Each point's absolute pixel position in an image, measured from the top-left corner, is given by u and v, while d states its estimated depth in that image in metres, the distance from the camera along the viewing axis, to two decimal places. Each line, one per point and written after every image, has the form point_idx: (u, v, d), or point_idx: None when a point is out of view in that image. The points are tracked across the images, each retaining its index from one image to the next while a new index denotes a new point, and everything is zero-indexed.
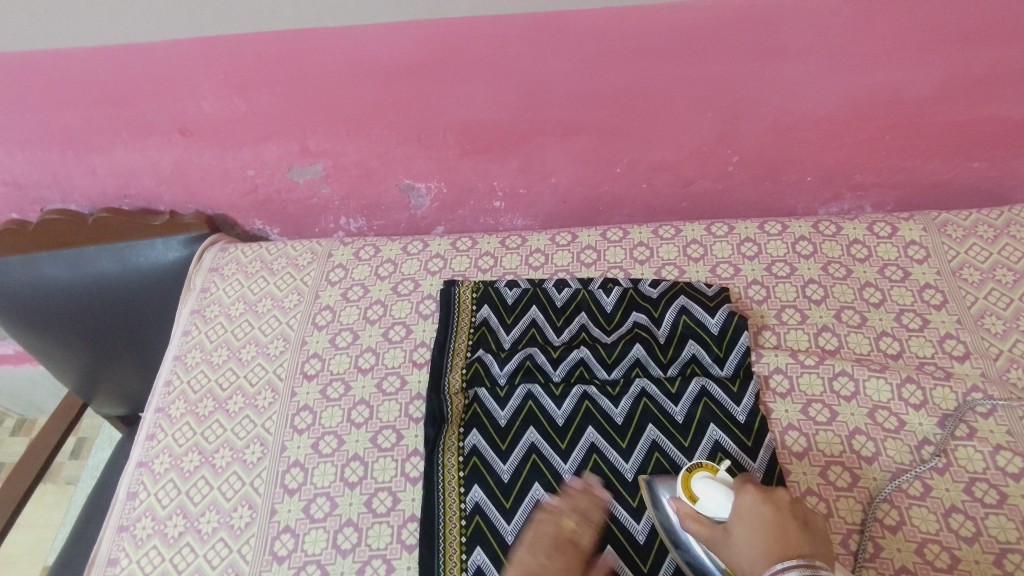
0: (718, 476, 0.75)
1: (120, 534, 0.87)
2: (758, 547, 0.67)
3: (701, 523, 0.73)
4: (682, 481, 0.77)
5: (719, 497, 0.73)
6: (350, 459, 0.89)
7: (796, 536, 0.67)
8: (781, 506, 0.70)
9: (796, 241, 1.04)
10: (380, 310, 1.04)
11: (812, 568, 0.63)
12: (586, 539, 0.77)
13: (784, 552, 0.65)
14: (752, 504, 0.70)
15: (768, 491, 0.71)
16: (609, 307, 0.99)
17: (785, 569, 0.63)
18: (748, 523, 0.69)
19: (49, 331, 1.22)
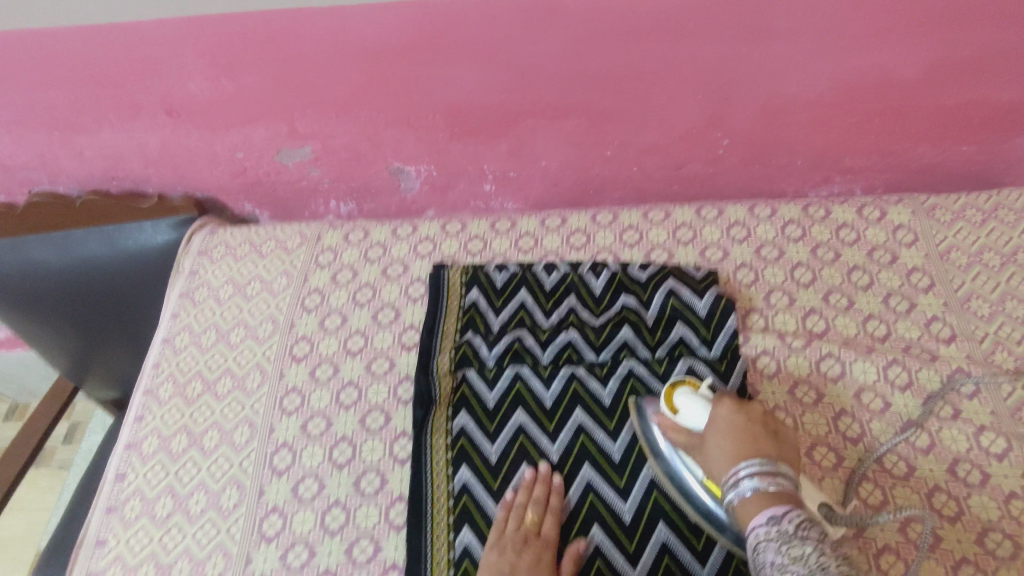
0: (700, 392, 0.80)
1: (108, 515, 0.87)
2: (726, 449, 0.70)
3: (679, 432, 0.78)
4: (666, 395, 0.81)
5: (697, 410, 0.78)
6: (338, 440, 0.89)
7: (765, 441, 0.70)
8: (753, 417, 0.73)
9: (785, 225, 1.04)
10: (370, 293, 1.03)
11: (773, 468, 0.65)
12: (549, 529, 0.79)
13: (751, 454, 0.68)
14: (727, 412, 0.74)
15: (742, 404, 0.75)
16: (598, 290, 0.99)
17: (745, 464, 0.67)
18: (720, 429, 0.73)
19: (39, 316, 1.22)
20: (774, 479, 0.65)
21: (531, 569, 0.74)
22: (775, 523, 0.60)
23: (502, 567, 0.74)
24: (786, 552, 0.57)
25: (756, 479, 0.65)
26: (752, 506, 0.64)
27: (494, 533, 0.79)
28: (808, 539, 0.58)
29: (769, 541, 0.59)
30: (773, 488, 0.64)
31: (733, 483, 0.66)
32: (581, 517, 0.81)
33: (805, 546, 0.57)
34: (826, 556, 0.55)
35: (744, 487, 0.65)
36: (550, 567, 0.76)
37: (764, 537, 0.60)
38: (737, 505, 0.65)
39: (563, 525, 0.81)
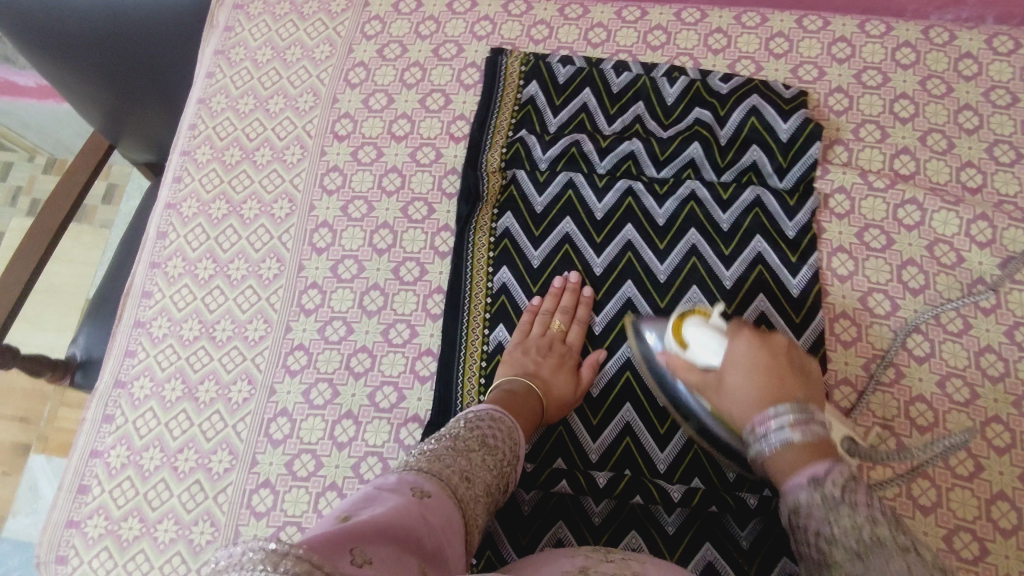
0: (711, 321, 0.69)
1: (152, 270, 0.88)
2: (749, 387, 0.60)
3: (693, 370, 0.67)
4: (674, 325, 0.70)
5: (711, 343, 0.66)
6: (379, 226, 0.87)
7: (792, 381, 0.60)
8: (776, 350, 0.62)
9: (898, 47, 0.91)
10: (420, 73, 0.94)
11: (806, 416, 0.55)
12: (572, 339, 0.79)
13: (778, 398, 0.58)
14: (747, 347, 0.63)
15: (764, 335, 0.64)
16: (671, 99, 0.89)
17: (776, 414, 0.56)
18: (742, 365, 0.62)
19: (53, 72, 1.12)
20: (808, 426, 0.55)
21: (553, 369, 0.76)
22: (819, 485, 0.51)
23: (524, 366, 0.76)
24: (835, 524, 0.49)
25: (787, 427, 0.55)
26: (788, 460, 0.54)
27: (519, 334, 0.80)
28: (858, 502, 0.50)
29: (814, 510, 0.50)
30: (807, 437, 0.54)
31: (761, 436, 0.56)
32: (616, 331, 0.81)
33: (855, 511, 0.49)
34: (879, 524, 0.48)
35: (774, 442, 0.55)
36: (571, 371, 0.77)
37: (805, 501, 0.51)
38: (769, 459, 0.56)
39: (598, 335, 0.81)
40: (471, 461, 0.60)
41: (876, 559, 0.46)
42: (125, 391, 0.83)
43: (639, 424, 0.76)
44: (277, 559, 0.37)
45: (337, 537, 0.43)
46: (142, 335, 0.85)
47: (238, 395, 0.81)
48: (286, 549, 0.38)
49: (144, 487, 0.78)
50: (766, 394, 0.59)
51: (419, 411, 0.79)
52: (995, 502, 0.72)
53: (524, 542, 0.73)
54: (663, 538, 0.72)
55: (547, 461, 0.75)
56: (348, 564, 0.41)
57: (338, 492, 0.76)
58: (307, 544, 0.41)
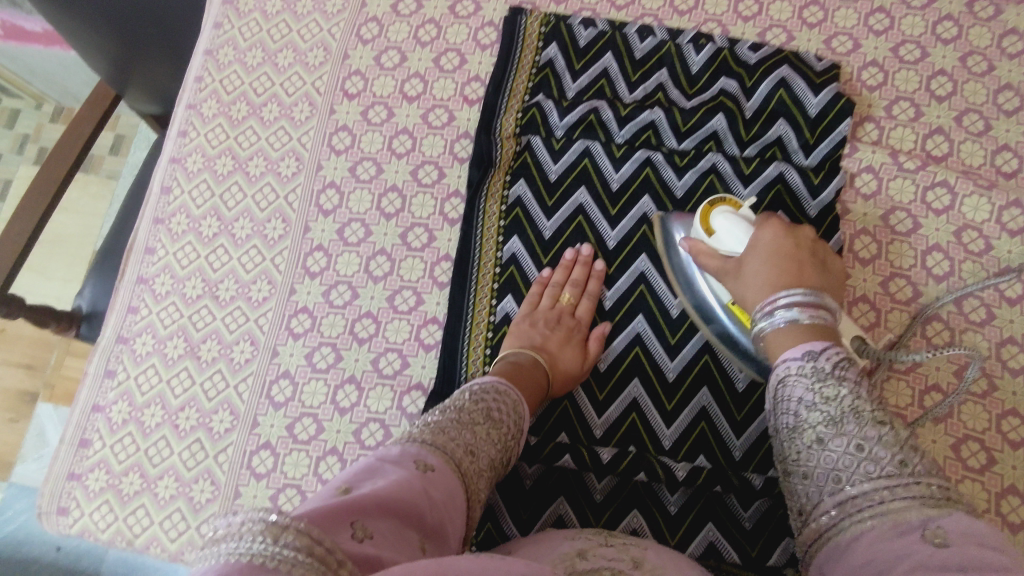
0: (741, 212, 0.69)
1: (156, 226, 0.86)
2: (768, 272, 0.61)
3: (714, 256, 0.68)
4: (701, 213, 0.71)
5: (735, 229, 0.67)
6: (388, 190, 0.84)
7: (811, 272, 0.61)
8: (801, 243, 0.63)
9: (939, 21, 0.86)
10: (435, 31, 0.91)
11: (817, 302, 0.57)
12: (581, 311, 0.77)
13: (795, 283, 0.59)
14: (773, 235, 0.64)
15: (791, 229, 0.64)
16: (696, 68, 0.85)
17: (787, 295, 0.58)
18: (764, 252, 0.63)
19: (48, 17, 1.04)
20: (815, 312, 0.56)
21: (560, 343, 0.74)
22: (813, 359, 0.52)
23: (531, 339, 0.75)
24: (819, 393, 0.50)
25: (795, 309, 0.56)
26: (789, 338, 0.56)
27: (526, 306, 0.78)
28: (846, 378, 0.51)
29: (801, 379, 0.52)
30: (812, 320, 0.56)
31: (767, 313, 0.58)
32: (627, 305, 0.79)
33: (841, 386, 0.50)
34: (861, 399, 0.49)
35: (779, 318, 0.57)
36: (579, 345, 0.76)
37: (797, 373, 0.52)
38: (769, 335, 0.58)
39: (608, 309, 0.79)
40: (476, 435, 0.59)
41: (850, 425, 0.48)
42: (127, 347, 0.82)
43: (646, 400, 0.75)
44: (278, 532, 0.35)
45: (338, 511, 0.42)
46: (144, 291, 0.84)
47: (240, 356, 0.80)
48: (287, 522, 0.36)
49: (145, 444, 0.78)
50: (783, 280, 0.60)
51: (423, 379, 0.77)
52: (1006, 495, 0.70)
53: (524, 516, 0.72)
54: (664, 517, 0.71)
55: (550, 436, 0.74)
56: (349, 541, 0.40)
57: (339, 457, 0.75)
58: (308, 517, 0.40)
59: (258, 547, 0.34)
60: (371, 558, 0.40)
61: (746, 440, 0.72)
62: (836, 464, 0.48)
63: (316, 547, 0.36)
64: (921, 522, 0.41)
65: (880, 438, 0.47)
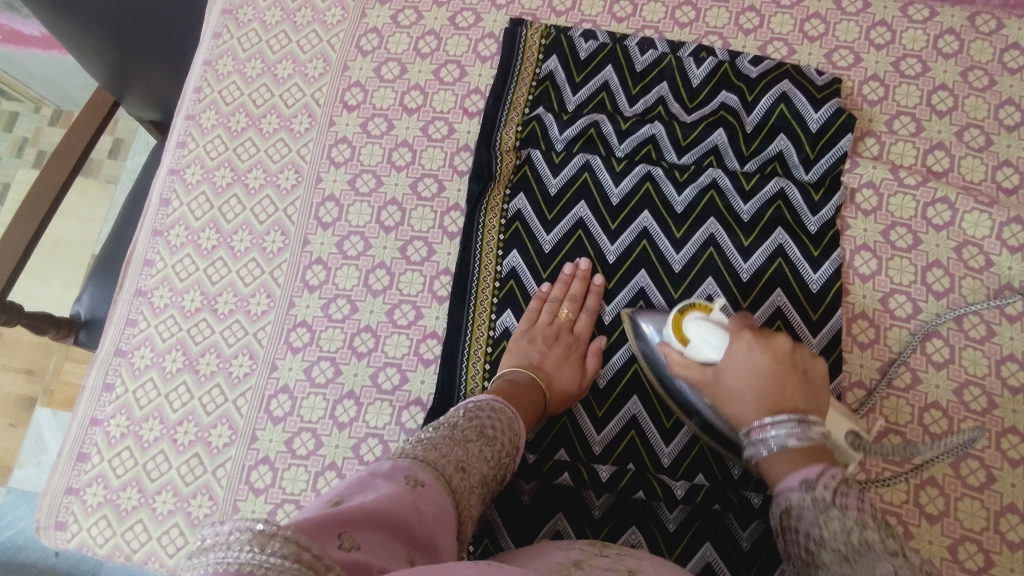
0: (712, 317, 0.66)
1: (154, 238, 0.86)
2: (748, 392, 0.60)
3: (693, 368, 0.66)
4: (673, 321, 0.68)
5: (710, 340, 0.64)
6: (387, 203, 0.84)
7: (793, 388, 0.59)
8: (778, 354, 0.60)
9: (940, 35, 0.86)
10: (434, 43, 0.90)
11: (802, 425, 0.56)
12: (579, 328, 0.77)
13: (779, 403, 0.59)
14: (749, 351, 0.61)
15: (766, 339, 0.62)
16: (697, 81, 0.84)
17: (773, 422, 0.57)
18: (743, 369, 0.61)
19: (48, 24, 1.05)
20: (804, 434, 0.56)
21: (558, 361, 0.74)
22: (810, 489, 0.52)
23: (530, 356, 0.75)
24: (824, 526, 0.49)
25: (782, 432, 0.56)
26: (783, 465, 0.56)
27: (525, 321, 0.78)
28: (849, 505, 0.49)
29: (804, 510, 0.51)
30: (801, 444, 0.56)
31: (757, 440, 0.58)
32: (626, 321, 0.79)
33: (844, 513, 0.49)
34: (868, 528, 0.47)
35: (769, 445, 0.57)
36: (578, 362, 0.75)
37: (798, 503, 0.52)
38: (764, 463, 0.58)
39: (608, 325, 0.79)
40: (469, 452, 0.59)
41: (865, 560, 0.45)
42: (125, 360, 0.82)
43: (645, 417, 0.74)
44: (264, 540, 0.35)
45: (326, 522, 0.42)
46: (143, 304, 0.84)
47: (239, 369, 0.80)
48: (275, 530, 0.35)
49: (143, 458, 0.78)
50: (765, 397, 0.59)
51: (422, 395, 0.77)
52: (1005, 514, 0.70)
53: (523, 533, 0.72)
54: (663, 534, 0.71)
55: (549, 452, 0.74)
56: (336, 550, 0.40)
57: (337, 472, 0.75)
58: (297, 527, 0.40)
59: (246, 555, 0.34)
60: (360, 567, 0.40)
61: None
62: None
63: (304, 554, 0.35)
64: None
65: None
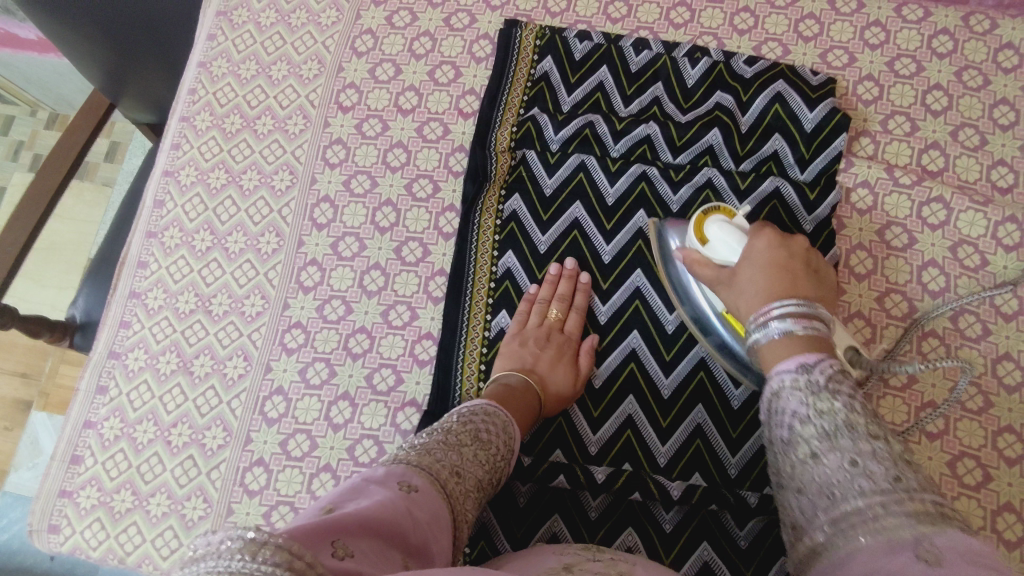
0: (734, 220, 0.68)
1: (149, 240, 0.86)
2: (760, 284, 0.61)
3: (708, 266, 0.67)
4: (695, 223, 0.70)
5: (730, 240, 0.66)
6: (382, 204, 0.84)
7: (804, 282, 0.60)
8: (794, 253, 0.62)
9: (935, 35, 0.86)
10: (429, 44, 0.90)
11: (809, 313, 0.56)
12: (574, 327, 0.77)
13: (788, 293, 0.59)
14: (766, 246, 0.63)
15: (785, 238, 0.64)
16: (691, 81, 0.85)
17: (780, 307, 0.57)
18: (758, 263, 0.62)
19: (42, 27, 1.04)
20: (810, 323, 0.56)
21: (553, 362, 0.74)
22: (806, 372, 0.51)
23: (524, 357, 0.74)
24: (813, 405, 0.50)
25: (788, 321, 0.56)
26: (782, 348, 0.55)
27: (520, 322, 0.78)
28: (840, 392, 0.50)
29: (795, 391, 0.51)
30: (806, 331, 0.55)
31: (761, 324, 0.57)
32: (622, 320, 0.78)
33: (834, 399, 0.49)
34: (856, 413, 0.48)
35: (773, 330, 0.56)
36: (572, 362, 0.75)
37: (789, 386, 0.52)
38: (763, 347, 0.57)
39: (603, 325, 0.79)
40: (463, 456, 0.59)
41: (845, 441, 0.47)
42: (119, 362, 0.82)
43: (641, 417, 0.74)
44: (256, 548, 0.34)
45: (320, 528, 0.41)
46: (137, 305, 0.83)
47: (233, 371, 0.79)
48: (266, 538, 0.35)
49: (137, 460, 0.77)
50: (776, 288, 0.60)
51: (417, 396, 0.77)
52: (1002, 513, 0.70)
53: (519, 535, 0.72)
54: (659, 535, 0.71)
55: (544, 454, 0.74)
56: (329, 558, 0.39)
57: (332, 473, 0.75)
58: (289, 535, 0.39)
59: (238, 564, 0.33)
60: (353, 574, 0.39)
61: (741, 458, 0.72)
62: (828, 478, 0.47)
63: (296, 562, 0.34)
64: (915, 539, 0.40)
65: (874, 454, 0.46)
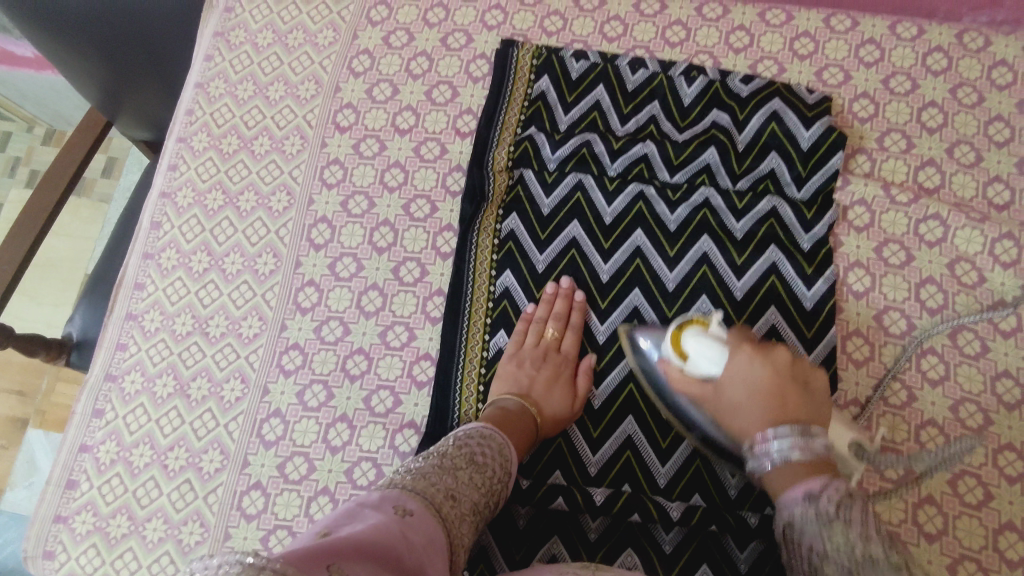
0: (711, 331, 0.65)
1: (145, 262, 0.86)
2: (750, 405, 0.55)
3: (693, 384, 0.64)
4: (672, 339, 0.67)
5: (711, 355, 0.63)
6: (380, 224, 0.84)
7: (795, 399, 0.55)
8: (778, 365, 0.57)
9: (929, 52, 0.86)
10: (426, 64, 0.91)
11: (806, 434, 0.51)
12: (571, 348, 0.77)
13: (782, 415, 0.53)
14: (748, 362, 0.58)
15: (765, 351, 0.59)
16: (688, 100, 0.85)
17: (776, 434, 0.52)
18: (743, 384, 0.57)
19: (39, 46, 1.05)
20: (807, 445, 0.50)
21: (549, 383, 0.74)
22: (813, 502, 0.46)
23: (522, 379, 0.74)
24: (828, 540, 0.44)
25: (785, 444, 0.51)
26: (786, 478, 0.50)
27: (518, 342, 0.77)
28: (854, 519, 0.44)
29: (808, 523, 0.45)
30: (806, 456, 0.50)
31: (761, 454, 0.52)
32: (621, 339, 0.78)
33: (849, 530, 0.43)
34: (874, 544, 0.42)
35: (772, 457, 0.51)
36: (569, 383, 0.75)
37: (801, 517, 0.46)
38: (767, 476, 0.52)
39: (602, 345, 0.78)
40: (459, 479, 0.58)
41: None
42: (115, 385, 0.81)
43: (640, 437, 0.74)
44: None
45: (316, 553, 0.41)
46: (134, 328, 0.83)
47: (231, 394, 0.79)
48: (263, 564, 0.34)
49: (133, 485, 0.77)
50: (768, 410, 0.54)
51: (415, 417, 0.76)
52: (1004, 532, 0.70)
53: (518, 556, 0.71)
54: (660, 557, 0.70)
55: (543, 476, 0.73)
56: None
57: (330, 497, 0.74)
58: (284, 559, 0.39)
59: None
60: None
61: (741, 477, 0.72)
62: None
63: None
64: None
65: None
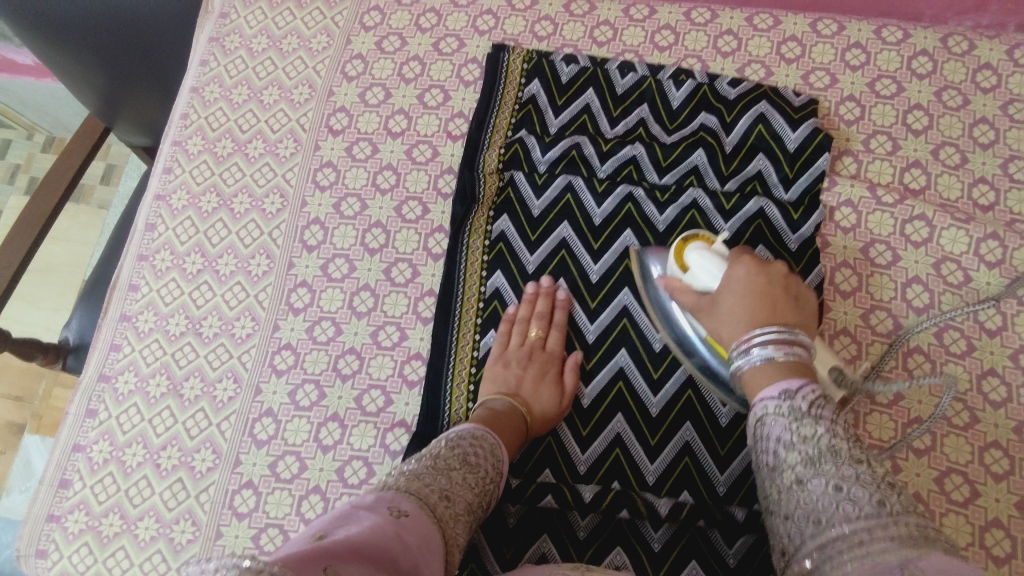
0: (713, 246, 0.67)
1: (140, 263, 0.86)
2: (741, 310, 0.60)
3: (688, 292, 0.67)
4: (676, 250, 0.70)
5: (709, 268, 0.66)
6: (372, 225, 0.85)
7: (784, 307, 0.59)
8: (773, 279, 0.61)
9: (914, 56, 0.87)
10: (418, 68, 0.92)
11: (790, 339, 0.56)
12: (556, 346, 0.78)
13: (770, 320, 0.58)
14: (745, 273, 0.62)
15: (762, 265, 0.63)
16: (676, 103, 0.86)
17: (761, 334, 0.57)
18: (737, 292, 0.61)
19: (38, 53, 1.06)
20: (790, 347, 0.55)
21: (535, 382, 0.74)
22: (788, 398, 0.51)
23: (509, 380, 0.75)
24: (796, 431, 0.49)
25: (769, 347, 0.55)
26: (764, 376, 0.55)
27: (507, 342, 0.78)
28: (822, 417, 0.49)
29: (779, 417, 0.51)
30: (788, 357, 0.55)
31: (744, 352, 0.57)
32: (610, 338, 0.79)
33: (817, 424, 0.49)
34: (838, 437, 0.48)
35: (755, 356, 0.56)
36: (556, 381, 0.75)
37: (773, 412, 0.52)
38: (745, 374, 0.57)
39: (591, 344, 0.79)
40: (452, 480, 0.59)
41: (828, 466, 0.47)
42: (109, 386, 0.82)
43: (629, 435, 0.74)
44: None
45: (312, 554, 0.41)
46: (127, 329, 0.84)
47: (223, 394, 0.79)
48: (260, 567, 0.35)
49: (126, 484, 0.77)
50: (756, 314, 0.59)
51: (406, 417, 0.77)
52: (990, 529, 0.70)
53: (508, 555, 0.71)
54: (648, 554, 0.71)
55: (532, 475, 0.74)
56: None
57: (321, 495, 0.75)
58: (281, 562, 0.39)
59: None
60: None
61: (730, 475, 0.72)
62: (815, 508, 0.46)
63: None
64: (900, 564, 0.39)
65: (859, 479, 0.45)
